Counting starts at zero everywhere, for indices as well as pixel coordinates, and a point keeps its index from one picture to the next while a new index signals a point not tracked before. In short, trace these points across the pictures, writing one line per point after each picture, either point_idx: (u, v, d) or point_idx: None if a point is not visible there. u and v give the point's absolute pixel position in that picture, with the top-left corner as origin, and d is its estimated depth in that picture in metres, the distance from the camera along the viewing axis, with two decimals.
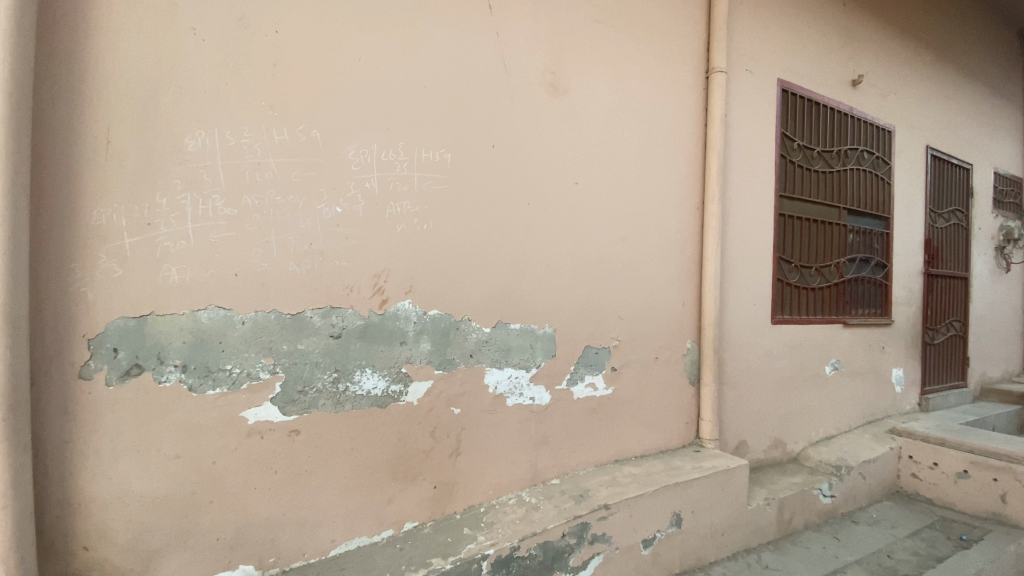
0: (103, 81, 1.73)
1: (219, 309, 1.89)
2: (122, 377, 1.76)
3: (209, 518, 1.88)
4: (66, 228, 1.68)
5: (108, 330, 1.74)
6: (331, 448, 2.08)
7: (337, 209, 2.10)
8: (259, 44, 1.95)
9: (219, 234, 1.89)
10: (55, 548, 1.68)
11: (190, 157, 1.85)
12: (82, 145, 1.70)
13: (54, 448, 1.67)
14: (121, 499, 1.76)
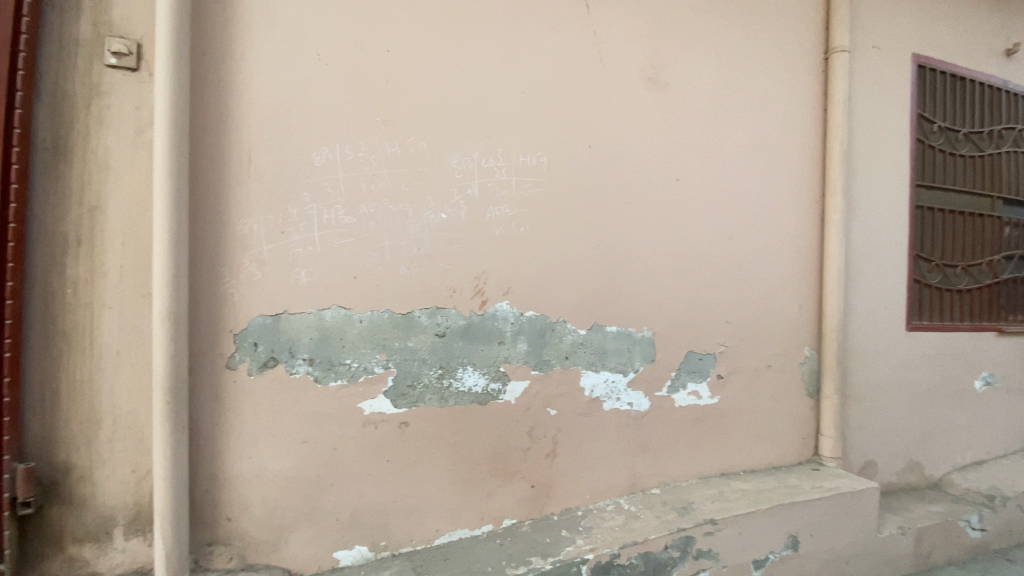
0: (245, 106, 1.96)
1: (340, 308, 2.06)
2: (261, 367, 1.97)
3: (329, 500, 2.05)
4: (214, 236, 1.93)
5: (249, 326, 1.96)
6: (436, 443, 2.18)
7: (442, 215, 2.19)
8: (374, 64, 2.09)
9: (339, 241, 2.06)
10: (205, 515, 1.93)
11: (315, 170, 2.03)
12: (228, 164, 1.94)
13: (207, 428, 1.92)
14: (258, 476, 1.98)
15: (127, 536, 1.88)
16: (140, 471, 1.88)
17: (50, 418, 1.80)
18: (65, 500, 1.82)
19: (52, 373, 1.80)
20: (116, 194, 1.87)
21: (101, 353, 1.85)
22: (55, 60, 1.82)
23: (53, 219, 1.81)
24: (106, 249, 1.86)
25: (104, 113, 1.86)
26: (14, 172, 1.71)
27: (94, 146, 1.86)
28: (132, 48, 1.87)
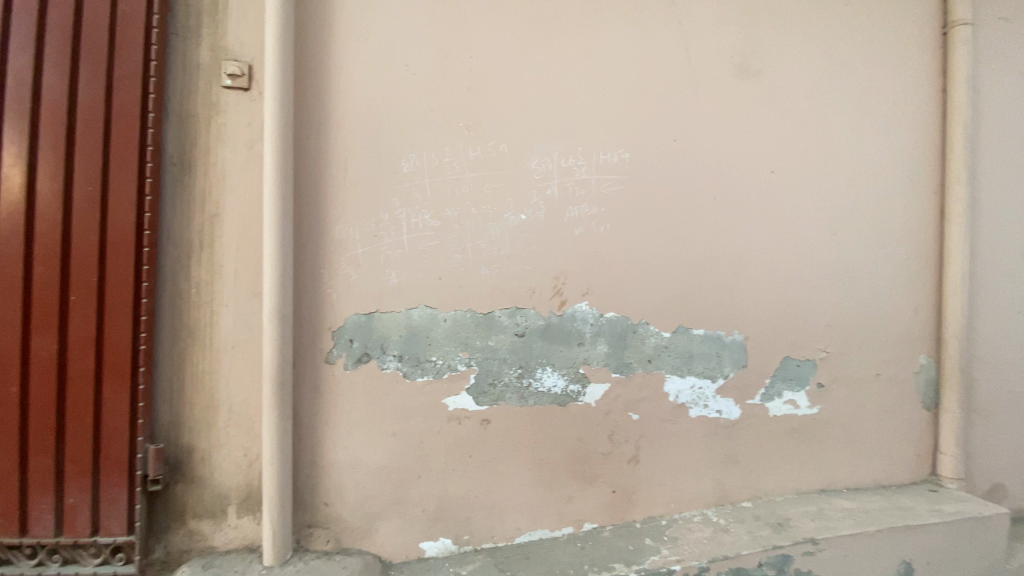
0: (341, 117, 2.09)
1: (426, 308, 2.14)
2: (355, 362, 2.09)
3: (416, 492, 2.13)
4: (315, 239, 2.07)
5: (345, 324, 2.09)
6: (518, 442, 2.19)
7: (522, 216, 2.20)
8: (458, 70, 2.15)
9: (426, 243, 2.14)
10: (306, 500, 2.07)
11: (404, 176, 2.12)
12: (326, 172, 2.08)
13: (308, 418, 2.07)
14: (353, 466, 2.09)
15: (240, 514, 2.05)
16: (251, 455, 2.06)
17: (177, 404, 2.01)
18: (189, 478, 2.02)
19: (180, 365, 2.01)
20: (232, 202, 2.05)
21: (220, 347, 2.04)
22: (180, 85, 2.03)
23: (180, 227, 2.02)
24: (223, 253, 2.05)
25: (222, 130, 2.06)
26: (148, 187, 1.94)
27: (214, 160, 2.05)
28: (245, 70, 2.05)
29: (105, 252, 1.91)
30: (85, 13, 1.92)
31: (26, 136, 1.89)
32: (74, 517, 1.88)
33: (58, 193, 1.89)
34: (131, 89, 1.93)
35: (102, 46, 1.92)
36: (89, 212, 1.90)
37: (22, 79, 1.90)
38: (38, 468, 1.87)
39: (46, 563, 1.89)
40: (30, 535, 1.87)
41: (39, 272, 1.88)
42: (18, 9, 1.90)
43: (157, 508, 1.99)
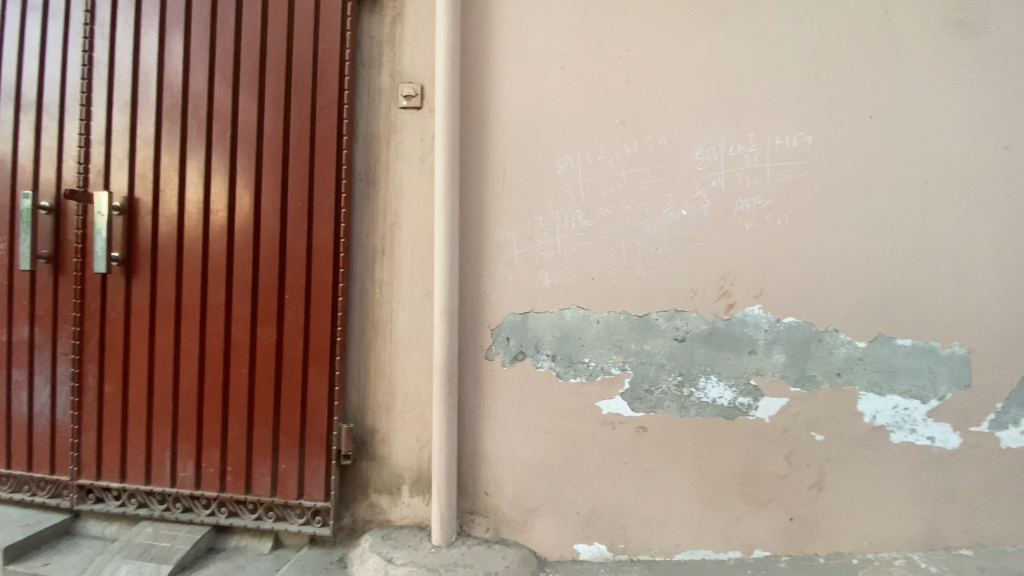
0: (500, 125, 2.18)
1: (580, 309, 2.13)
2: (512, 360, 2.16)
3: (571, 493, 2.13)
4: (477, 243, 2.19)
5: (504, 322, 2.17)
6: (677, 452, 2.07)
7: (682, 212, 2.08)
8: (615, 66, 2.11)
9: (580, 243, 2.13)
10: (468, 487, 2.19)
11: (559, 177, 2.14)
12: (488, 178, 2.19)
13: (470, 411, 2.19)
14: (510, 460, 2.17)
15: (413, 494, 2.25)
16: (422, 440, 2.25)
17: (363, 390, 2.28)
18: (372, 457, 2.27)
19: (365, 356, 2.28)
20: (407, 211, 2.27)
21: (397, 341, 2.27)
22: (366, 109, 2.30)
23: (366, 234, 2.29)
24: (401, 257, 2.27)
25: (399, 146, 2.28)
26: (343, 199, 2.22)
27: (393, 174, 2.28)
28: (418, 90, 2.25)
29: (311, 257, 2.24)
30: (295, 53, 2.26)
31: (253, 162, 2.28)
32: (286, 481, 2.22)
33: (277, 208, 2.26)
34: (329, 116, 2.23)
35: (308, 81, 2.25)
36: (299, 224, 2.24)
37: (250, 114, 2.29)
38: (261, 437, 2.25)
39: (263, 518, 2.24)
40: (253, 492, 2.24)
41: (263, 274, 2.27)
42: (248, 56, 2.29)
43: (346, 481, 2.27)
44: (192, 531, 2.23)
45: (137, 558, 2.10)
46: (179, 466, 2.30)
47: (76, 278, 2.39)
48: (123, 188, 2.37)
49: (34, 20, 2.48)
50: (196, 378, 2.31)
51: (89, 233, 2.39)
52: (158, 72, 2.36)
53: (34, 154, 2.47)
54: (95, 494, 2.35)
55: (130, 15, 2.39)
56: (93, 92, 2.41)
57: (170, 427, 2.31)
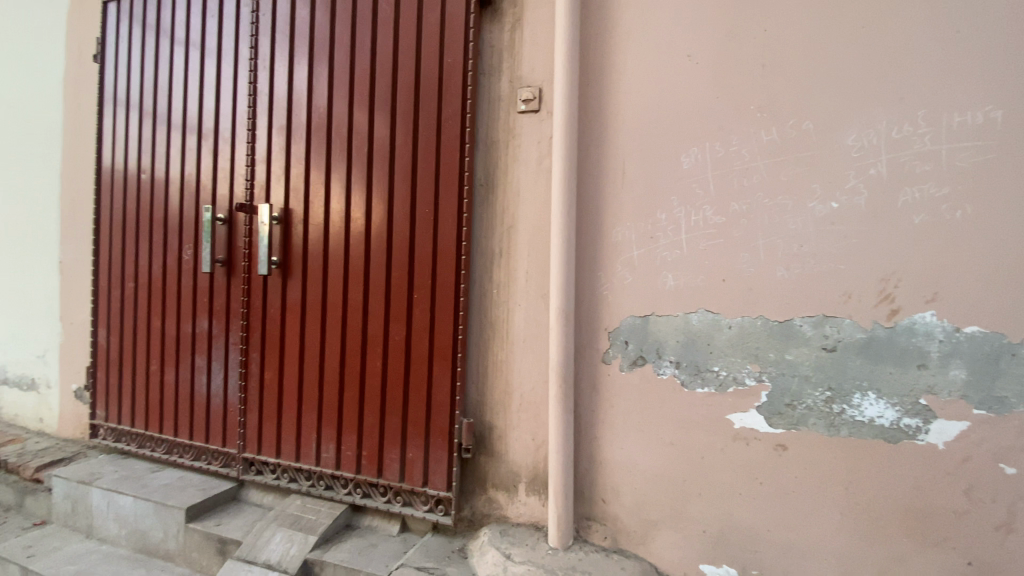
0: (621, 121, 2.12)
1: (708, 313, 1.99)
2: (631, 365, 2.09)
3: (697, 509, 2.00)
4: (595, 244, 2.15)
5: (622, 325, 2.11)
6: (823, 475, 1.85)
7: (831, 205, 1.86)
8: (748, 50, 1.95)
9: (709, 242, 1.99)
10: (586, 492, 2.16)
11: (685, 172, 2.02)
12: (607, 176, 2.13)
13: (588, 415, 2.16)
14: (629, 468, 2.09)
15: (529, 493, 2.27)
16: (538, 441, 2.26)
17: (482, 388, 2.35)
18: (490, 452, 2.34)
19: (485, 354, 2.35)
20: (525, 213, 2.30)
21: (514, 341, 2.31)
22: (487, 116, 2.37)
23: (486, 237, 2.36)
24: (518, 259, 2.30)
25: (517, 149, 2.32)
26: (465, 203, 2.31)
27: (511, 178, 2.33)
28: (536, 93, 2.27)
29: (436, 260, 2.36)
30: (423, 69, 2.39)
31: (386, 172, 2.47)
32: (413, 469, 2.36)
33: (406, 214, 2.42)
34: (453, 125, 2.33)
35: (434, 93, 2.37)
36: (426, 228, 2.38)
37: (383, 129, 2.48)
38: (391, 426, 2.42)
39: (392, 502, 2.40)
40: (384, 477, 2.42)
41: (394, 275, 2.44)
42: (382, 75, 2.48)
43: (467, 474, 2.36)
44: (332, 507, 2.46)
45: (289, 526, 2.36)
46: (323, 448, 2.56)
47: (244, 279, 2.77)
48: (281, 200, 2.70)
49: (213, 61, 2.92)
50: (337, 369, 2.56)
51: (255, 240, 2.76)
52: (308, 97, 2.66)
53: (213, 174, 2.91)
54: (256, 466, 2.71)
55: (286, 49, 2.71)
56: (258, 119, 2.78)
57: (316, 412, 2.58)
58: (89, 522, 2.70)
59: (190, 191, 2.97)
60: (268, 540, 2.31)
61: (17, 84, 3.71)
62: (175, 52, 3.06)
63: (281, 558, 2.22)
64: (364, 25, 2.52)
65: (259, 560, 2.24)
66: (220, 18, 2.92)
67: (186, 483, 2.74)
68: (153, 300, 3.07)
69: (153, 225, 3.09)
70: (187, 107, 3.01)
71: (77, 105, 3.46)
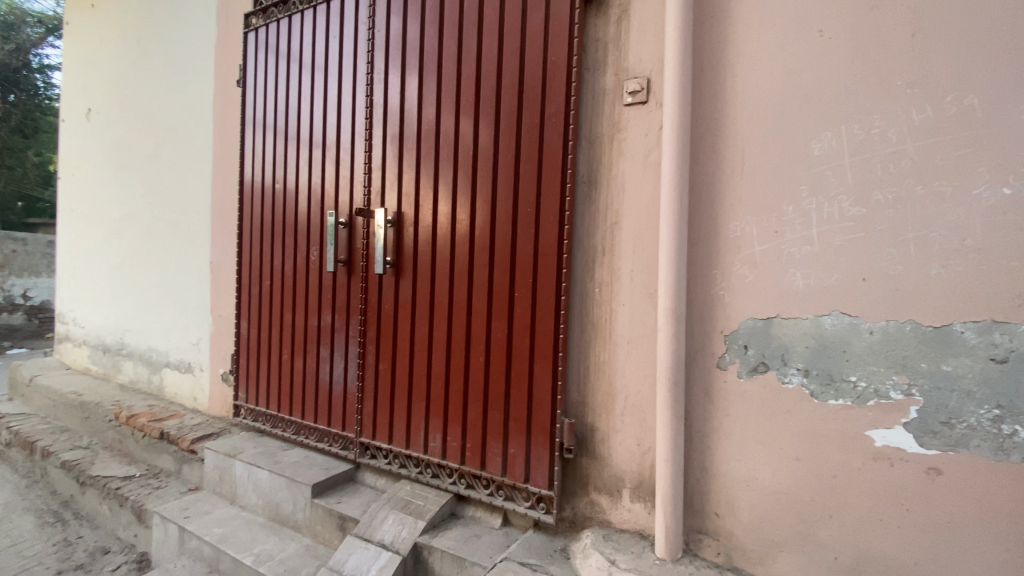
0: (739, 109, 1.98)
1: (844, 316, 1.79)
2: (751, 371, 1.94)
3: (827, 533, 1.81)
4: (709, 241, 2.03)
5: (740, 328, 1.96)
6: (991, 509, 1.58)
7: (1004, 191, 1.57)
8: (894, 18, 1.72)
9: (844, 237, 1.79)
10: (697, 504, 2.04)
11: (816, 160, 1.84)
12: (723, 168, 2.00)
13: (700, 421, 2.04)
14: (747, 482, 1.95)
15: (634, 499, 2.19)
16: (644, 446, 2.17)
17: (585, 388, 2.32)
18: (593, 455, 2.30)
19: (587, 354, 2.32)
20: (631, 209, 2.22)
21: (618, 342, 2.24)
22: (592, 111, 2.32)
23: (589, 235, 2.32)
24: (623, 257, 2.24)
25: (623, 143, 2.24)
26: (567, 200, 2.28)
27: (616, 173, 2.26)
28: (644, 83, 2.18)
29: (538, 258, 2.36)
30: (527, 69, 2.40)
31: (490, 173, 2.51)
32: (514, 465, 2.39)
33: (509, 213, 2.44)
34: (556, 123, 2.31)
35: (537, 92, 2.36)
36: (528, 227, 2.39)
37: (488, 131, 2.53)
38: (494, 421, 2.47)
39: (494, 495, 2.44)
40: (487, 470, 2.47)
41: (497, 274, 2.49)
42: (486, 79, 2.53)
43: (569, 474, 2.34)
44: (439, 495, 2.57)
45: (400, 510, 2.49)
46: (430, 438, 2.68)
47: (362, 278, 2.99)
48: (394, 204, 2.87)
49: (335, 78, 3.18)
50: (444, 363, 2.66)
51: (371, 241, 2.97)
52: (418, 105, 2.79)
53: (335, 182, 3.17)
54: (371, 451, 2.91)
55: (399, 61, 2.87)
56: (373, 129, 2.98)
57: (424, 403, 2.71)
58: (233, 490, 3.07)
59: (316, 198, 3.27)
60: (382, 520, 2.46)
61: (177, 109, 4.32)
62: (303, 73, 3.38)
63: (393, 539, 2.35)
64: (471, 31, 2.59)
65: (374, 538, 2.39)
66: (341, 38, 3.16)
67: (311, 462, 3.01)
68: (285, 296, 3.42)
69: (285, 229, 3.44)
70: (313, 122, 3.31)
71: (224, 125, 3.95)
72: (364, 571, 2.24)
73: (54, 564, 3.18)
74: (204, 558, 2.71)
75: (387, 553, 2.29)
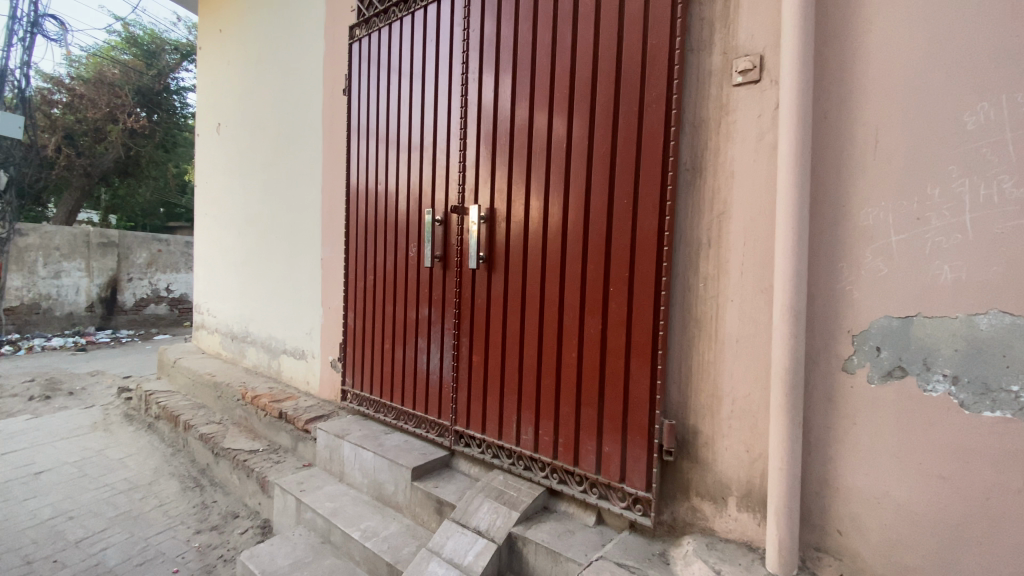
0: (871, 83, 1.77)
1: (1005, 315, 1.54)
2: (884, 377, 1.74)
3: (978, 564, 1.57)
4: (833, 231, 1.84)
5: (872, 328, 1.76)
6: None
7: None
8: None
9: (1006, 223, 1.54)
10: (815, 518, 1.87)
11: (968, 136, 1.59)
12: (852, 150, 1.80)
13: (819, 429, 1.86)
14: (877, 499, 1.75)
15: (741, 508, 2.06)
16: (753, 453, 2.03)
17: (686, 387, 2.21)
18: (694, 458, 2.18)
19: (689, 352, 2.21)
20: (740, 198, 2.07)
21: (725, 340, 2.11)
22: (696, 96, 2.19)
23: (691, 226, 2.20)
24: (730, 249, 2.10)
25: (731, 127, 2.10)
26: (669, 190, 2.17)
27: (723, 160, 2.12)
28: (756, 62, 2.02)
29: (635, 251, 2.28)
30: (625, 57, 2.31)
31: (585, 166, 2.46)
32: (609, 464, 2.33)
33: (604, 206, 2.38)
34: (657, 110, 2.21)
35: (636, 80, 2.27)
36: (625, 219, 2.31)
37: (583, 124, 2.48)
38: (587, 417, 2.43)
39: (588, 492, 2.40)
40: (581, 467, 2.44)
41: (591, 268, 2.44)
42: (582, 71, 2.49)
43: (668, 477, 2.24)
44: (532, 487, 2.58)
45: (494, 499, 2.54)
46: (522, 430, 2.70)
47: (456, 273, 3.08)
48: (488, 201, 2.92)
49: (432, 81, 3.31)
50: (535, 358, 2.67)
51: (465, 238, 3.05)
52: (512, 102, 2.81)
53: (432, 182, 3.29)
54: (465, 439, 3.00)
55: (492, 61, 2.91)
56: (467, 128, 3.05)
57: (517, 396, 2.74)
58: (341, 469, 3.31)
59: (415, 197, 3.42)
60: (477, 508, 2.52)
61: (292, 120, 4.73)
62: (402, 79, 3.55)
63: (488, 526, 2.40)
64: (566, 24, 2.56)
65: (470, 524, 2.45)
66: (438, 42, 3.28)
67: (410, 447, 3.16)
68: (386, 290, 3.62)
69: (386, 227, 3.64)
70: (411, 125, 3.47)
71: (333, 132, 4.26)
72: (461, 556, 2.31)
73: (195, 523, 3.63)
74: (318, 529, 2.95)
75: (483, 540, 2.33)
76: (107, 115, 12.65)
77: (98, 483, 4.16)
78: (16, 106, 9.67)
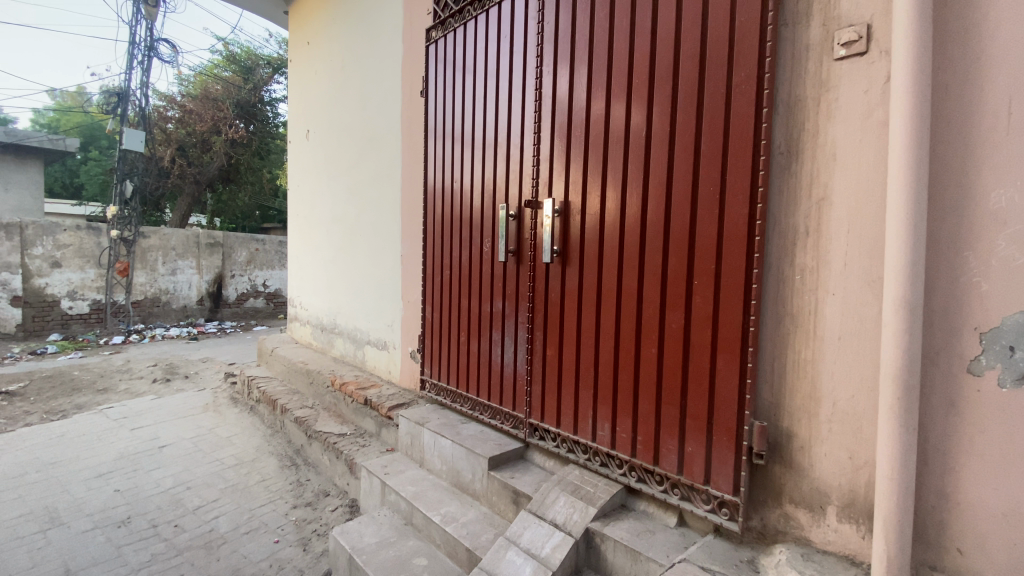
0: (1004, 45, 1.55)
1: None
2: (1020, 380, 1.53)
3: None
4: (955, 216, 1.64)
5: (1005, 325, 1.56)
6: None
7: None
8: None
9: None
10: (930, 534, 1.69)
11: None
12: (980, 124, 1.59)
13: (937, 437, 1.67)
14: (1006, 516, 1.55)
15: (842, 518, 1.91)
16: (857, 460, 1.87)
17: (778, 387, 2.08)
18: (787, 462, 2.05)
19: (782, 349, 2.07)
20: (843, 181, 1.90)
21: (824, 337, 1.96)
22: (790, 76, 2.04)
23: (786, 215, 2.05)
24: (832, 239, 1.94)
25: (832, 106, 1.93)
26: (760, 177, 2.04)
27: (824, 140, 1.95)
28: (862, 32, 1.85)
29: (722, 242, 2.16)
30: (710, 37, 2.19)
31: (665, 156, 2.38)
32: (692, 464, 2.24)
33: (687, 195, 2.28)
34: (746, 91, 2.07)
35: (722, 60, 2.15)
36: (710, 208, 2.19)
37: (662, 112, 2.39)
38: (668, 415, 2.35)
39: (669, 492, 2.32)
40: (661, 466, 2.36)
41: (672, 260, 2.35)
42: (662, 56, 2.40)
43: (757, 481, 2.12)
44: (609, 484, 2.54)
45: (571, 493, 2.53)
46: (598, 426, 2.67)
47: (530, 266, 3.09)
48: (562, 194, 2.91)
49: (506, 76, 3.33)
50: (612, 353, 2.62)
51: (539, 232, 3.05)
52: (588, 94, 2.77)
53: (506, 177, 3.33)
54: (540, 432, 3.01)
55: (567, 53, 2.88)
56: (542, 123, 3.05)
57: (593, 390, 2.71)
58: (421, 455, 3.45)
59: (489, 192, 3.48)
60: (554, 501, 2.52)
61: (374, 123, 4.97)
62: (477, 77, 3.61)
63: (565, 520, 2.40)
64: (645, 8, 2.47)
65: (547, 517, 2.46)
66: (512, 37, 3.30)
67: (486, 437, 3.23)
68: (462, 285, 3.71)
69: (463, 224, 3.74)
70: (486, 122, 3.52)
71: (411, 133, 4.44)
72: (539, 547, 2.32)
73: (292, 499, 3.95)
74: (400, 511, 3.10)
75: (560, 533, 2.33)
76: (212, 127, 14.00)
77: (209, 458, 4.64)
78: (138, 123, 10.94)
